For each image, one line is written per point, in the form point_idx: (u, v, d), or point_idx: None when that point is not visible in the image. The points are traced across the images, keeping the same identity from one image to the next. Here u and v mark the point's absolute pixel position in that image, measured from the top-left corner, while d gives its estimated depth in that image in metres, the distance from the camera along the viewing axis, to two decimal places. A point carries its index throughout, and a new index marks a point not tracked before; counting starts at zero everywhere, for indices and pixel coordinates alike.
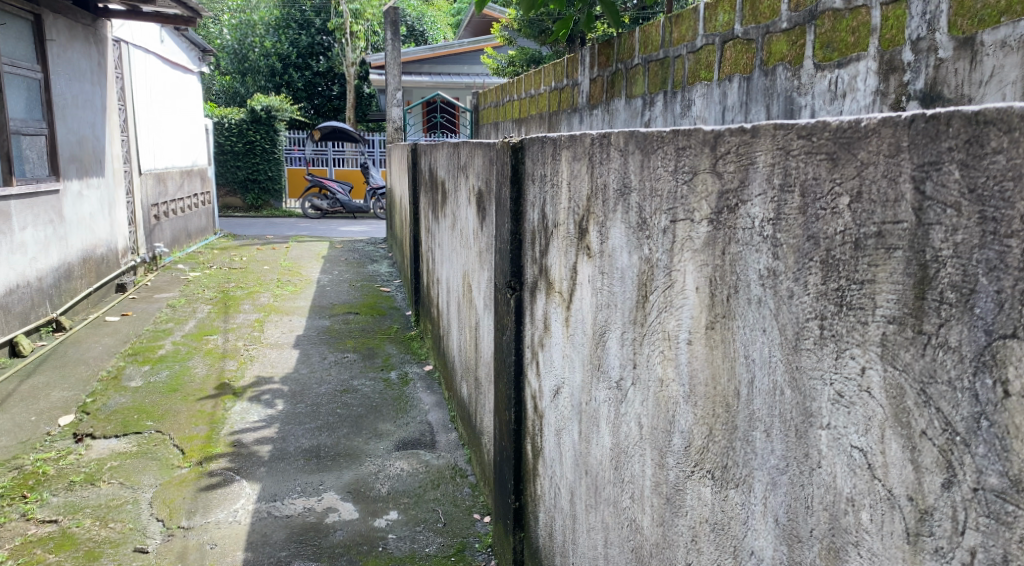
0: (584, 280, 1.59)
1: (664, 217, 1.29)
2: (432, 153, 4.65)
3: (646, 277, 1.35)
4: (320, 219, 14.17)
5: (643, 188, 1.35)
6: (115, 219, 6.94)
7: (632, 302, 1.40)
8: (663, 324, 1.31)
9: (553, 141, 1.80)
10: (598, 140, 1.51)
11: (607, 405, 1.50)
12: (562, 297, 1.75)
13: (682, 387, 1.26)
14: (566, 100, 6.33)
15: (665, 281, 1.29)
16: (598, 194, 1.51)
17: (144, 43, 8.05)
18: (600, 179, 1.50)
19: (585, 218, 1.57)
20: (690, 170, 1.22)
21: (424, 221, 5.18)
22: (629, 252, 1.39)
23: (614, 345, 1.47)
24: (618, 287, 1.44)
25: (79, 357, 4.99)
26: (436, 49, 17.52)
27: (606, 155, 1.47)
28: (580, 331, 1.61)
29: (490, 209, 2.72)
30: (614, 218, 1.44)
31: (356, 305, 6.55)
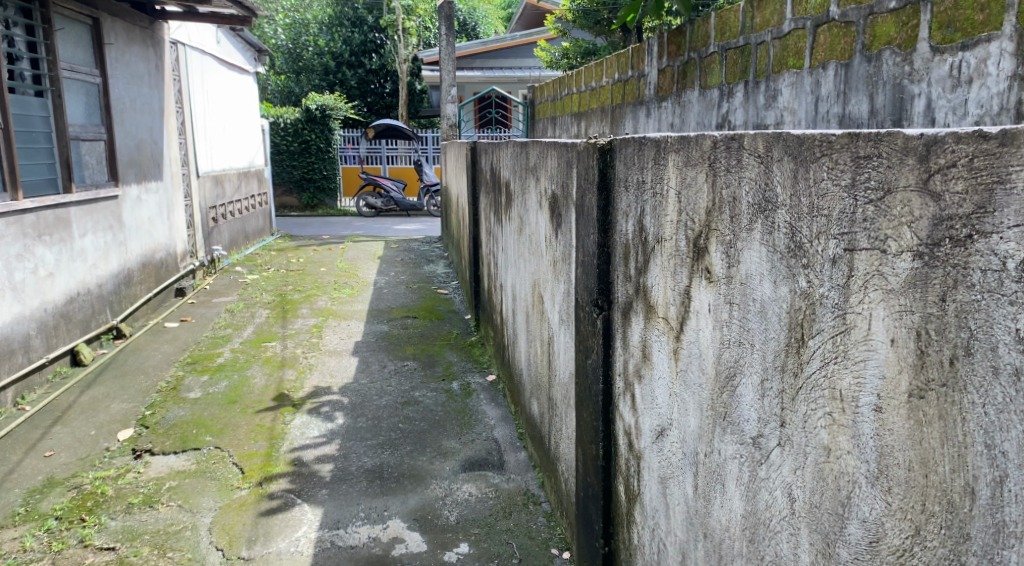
0: (702, 310, 1.52)
1: (834, 244, 1.20)
2: (494, 152, 4.46)
3: (802, 314, 1.27)
4: (375, 218, 14.10)
5: (796, 203, 1.27)
6: (174, 222, 6.88)
7: (781, 344, 1.32)
8: (829, 380, 1.22)
9: (656, 144, 1.69)
10: (723, 144, 1.44)
11: (735, 462, 1.44)
12: (668, 324, 1.65)
13: (866, 469, 1.18)
14: (630, 94, 6.10)
15: (834, 324, 1.21)
16: (722, 207, 1.44)
17: (200, 44, 7.98)
18: (726, 190, 1.43)
19: (702, 234, 1.51)
20: (882, 186, 1.13)
21: (485, 223, 5.00)
22: (780, 287, 1.31)
23: (749, 394, 1.40)
24: (759, 325, 1.37)
25: (138, 366, 4.87)
26: (489, 43, 17.31)
27: (738, 161, 1.40)
28: (697, 369, 1.54)
29: (567, 214, 2.53)
30: (750, 237, 1.37)
31: (414, 308, 6.39)
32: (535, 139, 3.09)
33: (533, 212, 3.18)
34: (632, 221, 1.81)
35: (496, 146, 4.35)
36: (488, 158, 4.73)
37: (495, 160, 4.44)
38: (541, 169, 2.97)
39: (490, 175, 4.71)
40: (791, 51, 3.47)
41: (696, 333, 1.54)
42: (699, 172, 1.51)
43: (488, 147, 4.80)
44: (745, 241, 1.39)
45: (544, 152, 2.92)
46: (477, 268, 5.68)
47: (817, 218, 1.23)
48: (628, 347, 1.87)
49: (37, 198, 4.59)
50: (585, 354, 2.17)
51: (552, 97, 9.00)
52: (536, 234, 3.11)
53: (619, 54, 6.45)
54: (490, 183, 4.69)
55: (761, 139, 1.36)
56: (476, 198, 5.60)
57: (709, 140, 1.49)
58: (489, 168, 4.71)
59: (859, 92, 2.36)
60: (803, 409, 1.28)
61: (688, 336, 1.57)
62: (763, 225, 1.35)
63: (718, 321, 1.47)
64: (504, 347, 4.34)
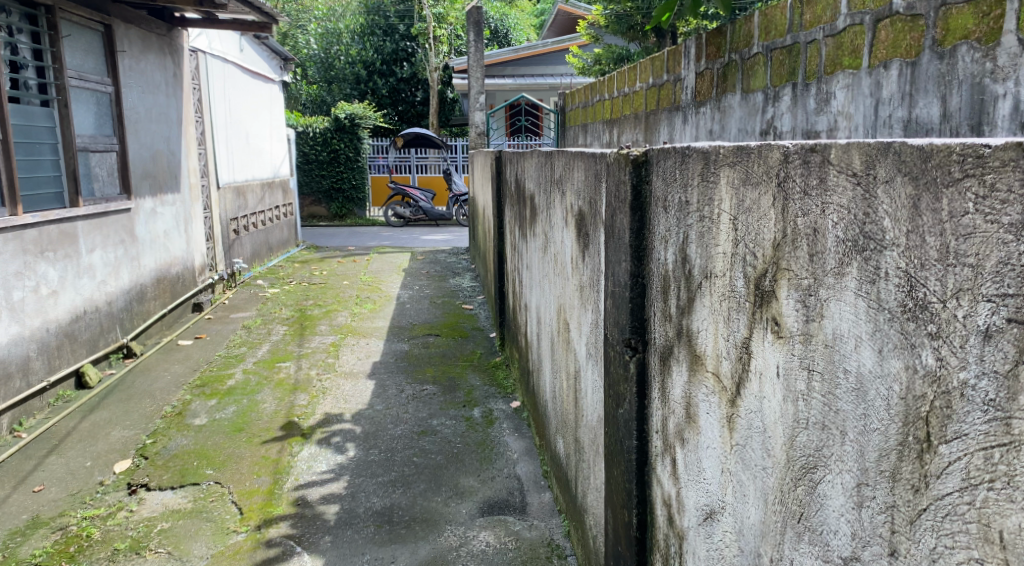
0: (769, 375, 1.22)
1: (987, 310, 0.88)
2: (520, 162, 4.13)
3: (931, 405, 0.94)
4: (403, 227, 13.88)
5: (923, 245, 0.95)
6: (191, 235, 6.64)
7: (898, 445, 0.99)
8: (981, 505, 0.90)
9: (703, 155, 1.39)
10: (803, 156, 1.13)
11: None
12: (722, 386, 1.35)
13: None
14: (666, 100, 5.78)
15: (989, 430, 0.88)
16: (801, 238, 1.13)
17: (223, 51, 7.74)
18: (806, 219, 1.12)
19: (769, 272, 1.21)
20: None
21: (510, 237, 4.68)
22: (888, 358, 1.00)
23: (840, 500, 1.08)
24: (854, 409, 1.05)
25: (145, 389, 4.60)
26: (521, 51, 17.06)
27: (824, 181, 1.09)
28: (762, 448, 1.24)
29: (595, 234, 2.21)
30: (845, 288, 1.05)
31: (436, 325, 6.09)
32: (563, 148, 2.76)
33: (559, 229, 2.86)
34: (672, 248, 1.51)
35: (522, 155, 4.02)
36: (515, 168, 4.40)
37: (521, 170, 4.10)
38: (568, 181, 2.64)
39: (516, 186, 4.38)
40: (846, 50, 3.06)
41: (756, 400, 1.26)
42: (763, 194, 1.21)
43: (514, 156, 4.48)
44: (836, 289, 1.07)
45: (571, 162, 2.60)
46: (502, 285, 5.37)
47: (955, 267, 0.91)
48: (668, 402, 1.57)
49: (39, 212, 4.32)
50: (616, 403, 1.87)
51: (583, 104, 8.72)
52: (562, 255, 2.79)
53: (654, 58, 6.12)
54: (515, 194, 4.37)
55: (865, 154, 1.03)
56: (502, 209, 5.29)
57: (778, 151, 1.18)
58: (515, 179, 4.38)
59: (929, 93, 2.03)
60: (930, 539, 0.96)
61: (743, 402, 1.29)
62: (863, 268, 1.03)
63: (790, 390, 1.17)
64: (529, 372, 4.02)
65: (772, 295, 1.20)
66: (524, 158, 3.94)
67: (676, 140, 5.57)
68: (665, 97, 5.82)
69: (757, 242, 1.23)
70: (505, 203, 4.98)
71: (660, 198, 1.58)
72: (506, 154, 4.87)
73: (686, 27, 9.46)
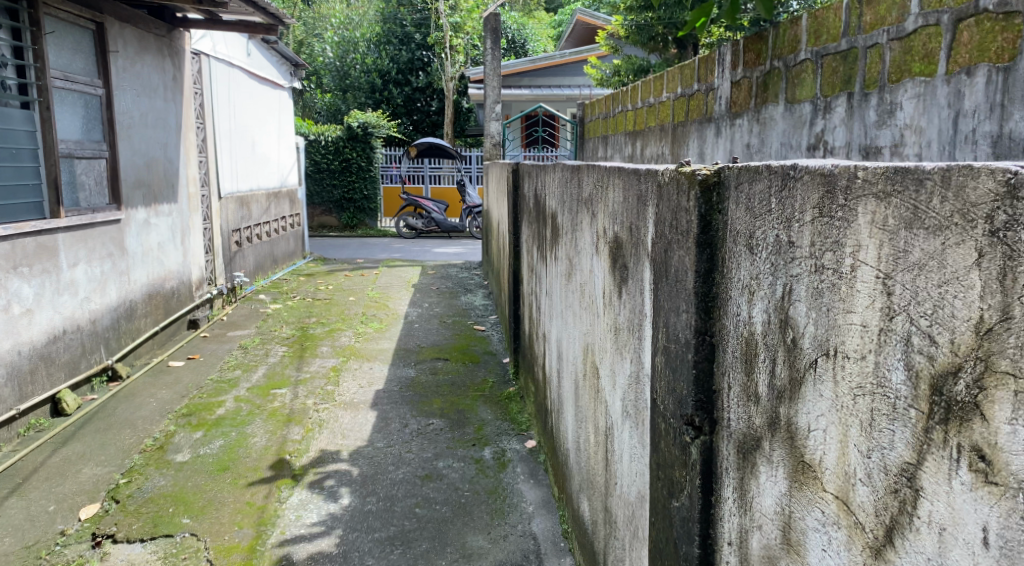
0: (964, 536, 0.91)
1: None
2: (540, 175, 3.74)
3: None
4: (415, 239, 13.52)
5: None
6: (189, 248, 6.27)
7: None
8: None
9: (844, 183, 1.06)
10: None
11: None
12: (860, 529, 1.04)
13: None
14: (696, 110, 5.39)
15: None
16: None
17: (229, 55, 7.37)
18: None
19: (972, 386, 0.90)
20: None
21: (528, 259, 4.29)
22: None
23: None
24: None
25: (126, 418, 4.21)
26: (538, 61, 16.68)
27: None
28: None
29: (636, 266, 1.83)
30: None
31: (446, 348, 5.68)
32: (594, 163, 2.37)
33: (586, 256, 2.47)
34: (773, 307, 1.18)
35: (543, 169, 3.62)
36: (533, 183, 4.01)
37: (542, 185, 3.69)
38: (598, 201, 2.26)
39: (535, 201, 3.98)
40: (917, 55, 2.60)
41: (936, 552, 0.94)
42: (956, 252, 0.91)
43: (533, 169, 4.08)
44: None
45: (602, 179, 2.21)
46: (517, 308, 4.98)
47: None
48: (758, 513, 1.25)
49: (13, 223, 3.94)
50: (666, 490, 1.51)
51: (604, 115, 8.36)
52: (591, 287, 2.39)
53: (683, 66, 5.73)
54: (534, 211, 3.97)
55: None
56: (518, 227, 4.89)
57: (990, 184, 0.88)
58: (534, 193, 3.98)
59: None
60: None
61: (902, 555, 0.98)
62: None
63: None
64: (547, 410, 3.62)
65: (972, 406, 0.90)
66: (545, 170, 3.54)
67: (707, 156, 5.19)
68: (695, 108, 5.42)
69: (951, 329, 0.92)
70: (522, 218, 4.58)
71: (749, 235, 1.24)
72: (524, 164, 4.48)
73: (709, 38, 9.05)
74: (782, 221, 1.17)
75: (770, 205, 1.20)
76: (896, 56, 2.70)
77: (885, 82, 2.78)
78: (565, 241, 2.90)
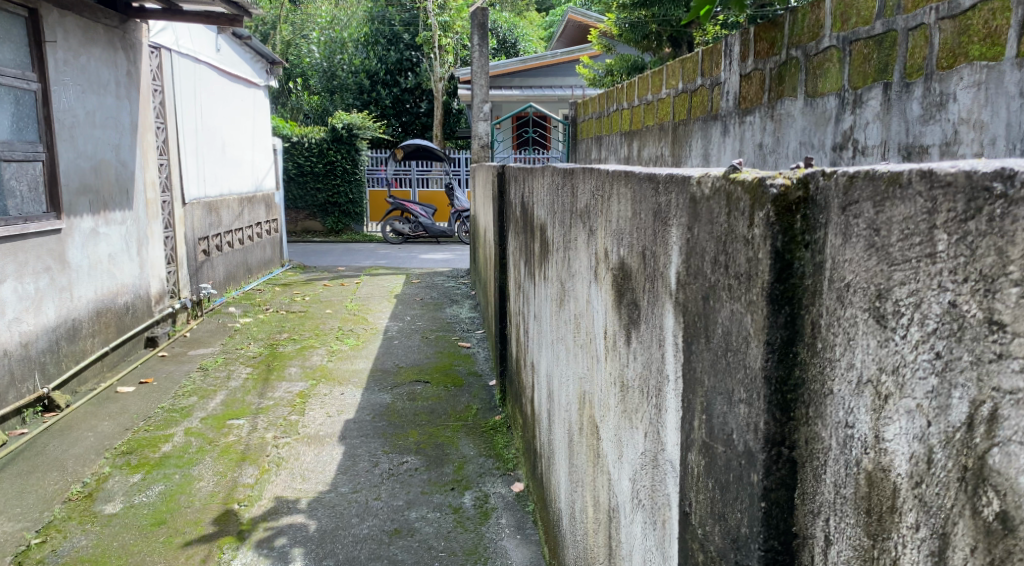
0: None
1: None
2: (527, 180, 3.24)
3: None
4: (401, 244, 13.02)
5: None
6: (146, 259, 5.75)
7: None
8: None
9: None
10: None
11: None
12: None
13: None
14: (700, 108, 4.89)
15: None
16: None
17: (195, 49, 6.86)
18: None
19: None
20: None
21: (516, 274, 3.79)
22: None
23: None
24: None
25: (56, 457, 3.68)
26: (528, 61, 16.19)
27: None
28: None
29: (652, 309, 1.34)
30: None
31: (427, 369, 5.16)
32: (591, 165, 1.87)
33: (581, 282, 1.99)
34: (948, 434, 0.77)
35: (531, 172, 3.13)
36: (520, 189, 3.52)
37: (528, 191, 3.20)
38: (598, 216, 1.77)
39: (522, 209, 3.49)
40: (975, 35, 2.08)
41: None
42: None
43: (519, 172, 3.58)
44: None
45: (602, 185, 1.72)
46: (504, 328, 4.47)
47: None
48: None
49: None
50: None
51: (597, 114, 7.86)
52: (589, 322, 1.88)
53: (684, 59, 5.24)
54: (522, 219, 3.47)
55: None
56: (505, 237, 4.39)
57: None
58: (521, 200, 3.48)
59: None
60: None
61: None
62: None
63: None
64: (535, 452, 3.12)
65: None
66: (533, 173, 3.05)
67: (714, 156, 4.70)
68: (699, 105, 4.93)
69: None
70: (509, 227, 4.08)
71: (878, 291, 0.83)
72: (512, 166, 3.98)
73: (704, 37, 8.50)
74: (959, 278, 0.75)
75: (929, 247, 0.78)
76: (947, 37, 2.19)
77: (932, 69, 2.26)
78: (557, 259, 2.42)
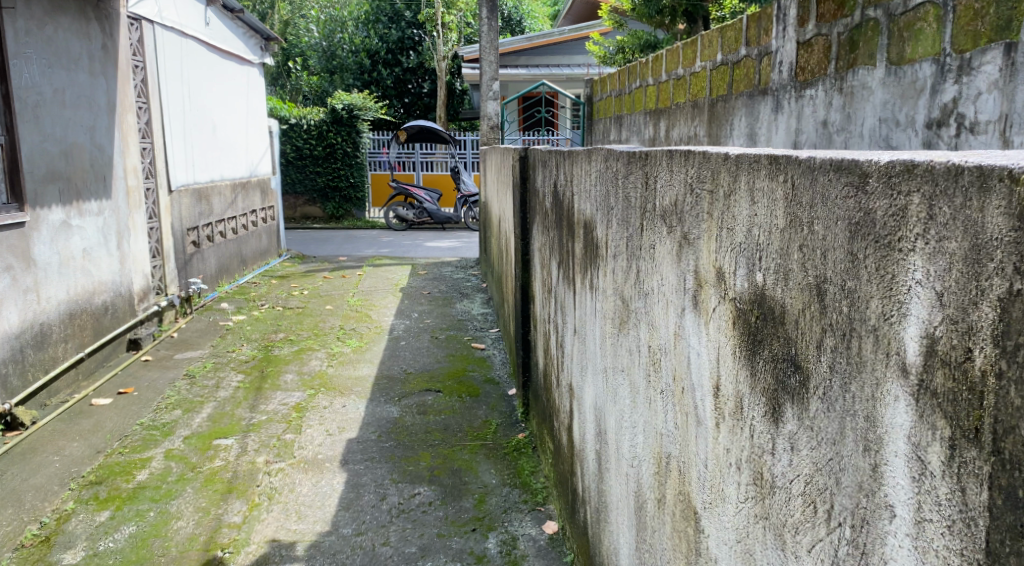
0: None
1: None
2: (561, 166, 2.72)
3: None
4: (405, 231, 12.50)
5: None
6: (128, 253, 5.23)
7: None
8: None
9: None
10: None
11: None
12: None
13: None
14: (745, 83, 4.39)
15: None
16: None
17: (181, 22, 6.31)
18: None
19: None
20: None
21: (543, 273, 3.28)
22: None
23: None
24: None
25: (12, 489, 3.18)
26: (535, 39, 15.62)
27: None
28: None
29: (854, 386, 0.84)
30: None
31: (438, 375, 4.66)
32: (680, 150, 1.36)
33: (665, 307, 1.46)
34: None
35: (567, 157, 2.61)
36: (551, 176, 2.99)
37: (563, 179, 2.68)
38: (700, 220, 1.25)
39: (552, 197, 2.96)
40: None
41: None
42: None
43: (547, 156, 3.07)
44: None
45: (707, 175, 1.20)
46: (526, 333, 3.95)
47: None
48: None
49: None
50: None
51: (617, 92, 7.34)
52: (678, 365, 1.37)
53: (724, 27, 4.78)
54: (552, 212, 2.95)
55: None
56: (527, 230, 3.87)
57: None
58: (551, 189, 2.96)
59: None
60: None
61: None
62: None
63: None
64: (573, 492, 2.61)
65: None
66: (571, 159, 2.52)
67: (762, 137, 4.16)
68: (743, 80, 4.43)
69: None
70: (534, 219, 3.56)
71: None
72: (536, 149, 3.46)
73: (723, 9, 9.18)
74: None
75: None
76: None
77: None
78: (613, 266, 1.89)
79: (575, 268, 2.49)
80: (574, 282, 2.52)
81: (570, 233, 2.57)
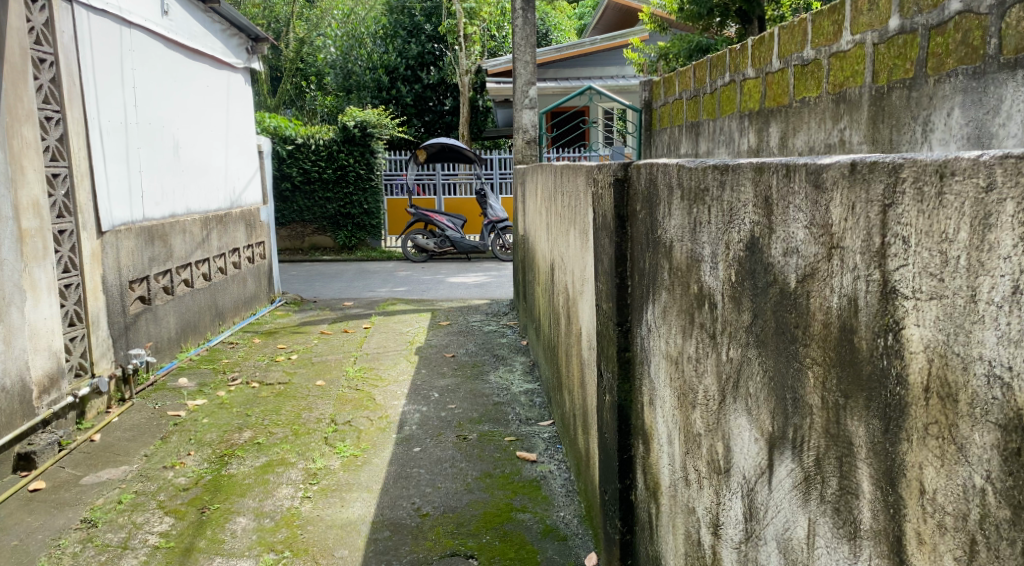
0: None
1: None
2: (812, 199, 1.03)
3: None
4: (425, 263, 10.87)
5: None
6: (19, 329, 3.57)
7: None
8: None
9: None
10: None
11: None
12: None
13: None
14: (931, 60, 2.59)
15: None
16: None
17: (122, 5, 4.69)
18: None
19: None
20: None
21: (695, 415, 1.59)
22: None
23: None
24: None
25: None
26: (566, 48, 14.00)
27: None
28: None
29: None
30: None
31: (470, 525, 3.01)
32: None
33: None
34: None
35: (860, 174, 0.93)
36: (741, 215, 1.29)
37: (832, 226, 0.99)
38: None
39: (748, 268, 1.26)
40: None
41: None
42: None
43: (724, 170, 1.38)
44: None
45: None
46: (628, 489, 2.24)
47: None
48: None
49: None
50: None
51: (691, 93, 5.66)
52: None
53: None
54: (750, 306, 1.27)
55: None
56: (631, 310, 2.17)
57: None
58: (747, 254, 1.27)
59: None
60: None
61: None
62: None
63: None
64: None
65: None
66: (941, 177, 0.82)
67: (995, 142, 2.35)
68: (911, 61, 2.72)
69: None
70: (658, 297, 1.86)
71: None
72: (667, 162, 1.77)
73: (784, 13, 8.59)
74: None
75: None
76: None
77: None
78: None
79: (969, 528, 0.80)
80: (947, 562, 0.83)
81: (892, 396, 0.89)
